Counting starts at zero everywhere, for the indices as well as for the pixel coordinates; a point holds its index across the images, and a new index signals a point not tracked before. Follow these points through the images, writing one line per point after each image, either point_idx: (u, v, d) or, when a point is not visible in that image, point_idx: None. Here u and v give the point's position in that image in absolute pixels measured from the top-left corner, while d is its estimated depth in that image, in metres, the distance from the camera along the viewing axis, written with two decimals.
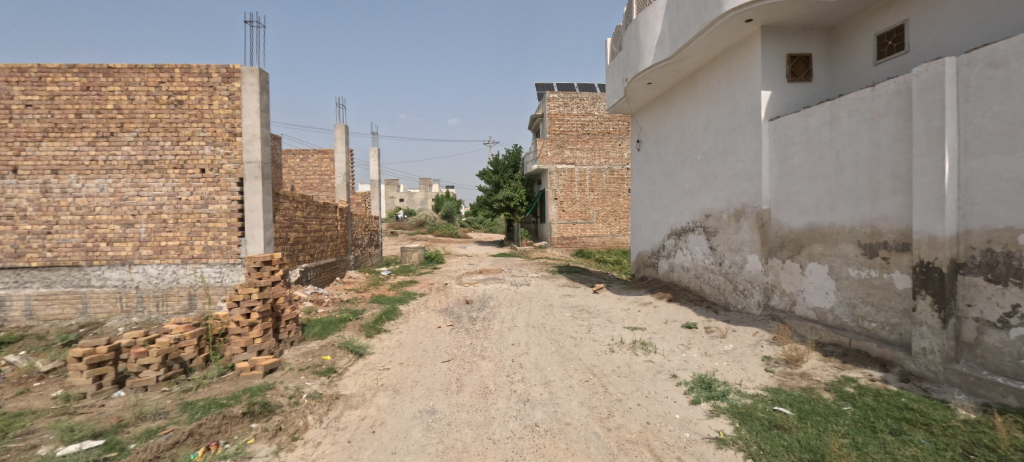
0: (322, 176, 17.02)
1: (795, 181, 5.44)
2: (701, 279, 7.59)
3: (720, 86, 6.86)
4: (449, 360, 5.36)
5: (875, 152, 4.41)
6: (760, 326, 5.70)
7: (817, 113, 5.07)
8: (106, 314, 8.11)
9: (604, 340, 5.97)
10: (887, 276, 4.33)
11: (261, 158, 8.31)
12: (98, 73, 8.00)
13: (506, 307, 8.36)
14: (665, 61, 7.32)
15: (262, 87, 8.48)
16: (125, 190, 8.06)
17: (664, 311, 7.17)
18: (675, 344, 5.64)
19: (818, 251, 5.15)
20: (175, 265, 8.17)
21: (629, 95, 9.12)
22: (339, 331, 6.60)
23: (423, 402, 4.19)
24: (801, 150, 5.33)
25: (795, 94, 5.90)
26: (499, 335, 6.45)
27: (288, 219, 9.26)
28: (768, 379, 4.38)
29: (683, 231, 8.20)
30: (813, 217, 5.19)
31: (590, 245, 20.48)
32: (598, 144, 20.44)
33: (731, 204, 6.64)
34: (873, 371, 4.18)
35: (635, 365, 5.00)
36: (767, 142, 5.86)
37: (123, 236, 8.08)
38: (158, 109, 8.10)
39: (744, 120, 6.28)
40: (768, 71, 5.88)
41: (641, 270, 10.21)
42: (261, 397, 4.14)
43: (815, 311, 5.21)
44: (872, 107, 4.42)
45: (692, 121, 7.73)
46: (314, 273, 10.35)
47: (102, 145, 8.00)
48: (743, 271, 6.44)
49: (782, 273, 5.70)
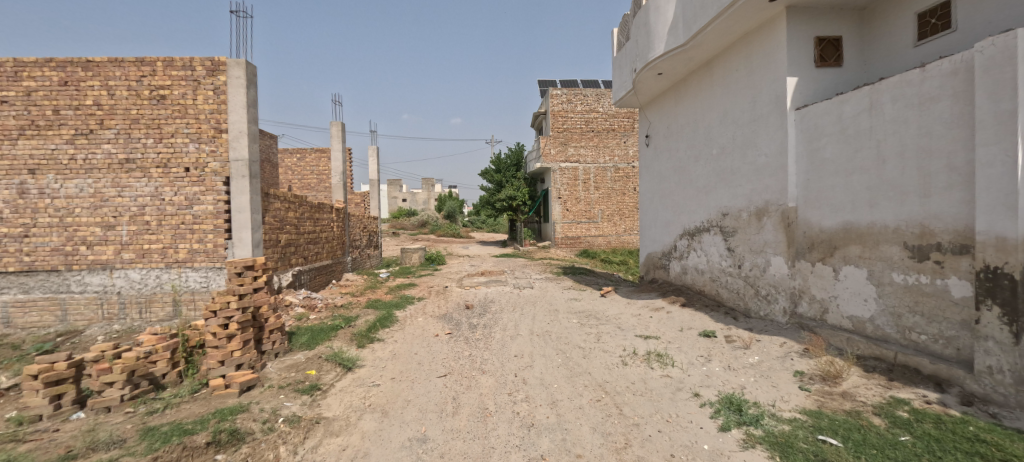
0: (319, 176, 16.60)
1: (826, 177, 4.94)
2: (717, 283, 7.08)
3: (738, 76, 6.36)
4: (446, 375, 4.88)
5: (925, 142, 3.91)
6: (788, 336, 5.17)
7: (854, 100, 4.56)
8: (86, 322, 7.69)
9: (616, 351, 5.46)
10: (941, 282, 3.82)
11: (249, 156, 7.84)
12: (76, 67, 7.56)
13: (508, 313, 7.87)
14: (677, 48, 6.80)
15: (249, 81, 8.00)
16: (106, 190, 7.62)
17: (678, 318, 6.67)
18: (694, 356, 5.13)
19: (854, 254, 4.64)
20: (158, 269, 7.71)
21: (638, 88, 8.61)
22: (328, 340, 6.15)
23: (413, 427, 3.70)
24: (833, 142, 4.83)
25: (823, 81, 5.38)
26: (501, 344, 5.97)
27: (279, 221, 8.81)
28: (804, 400, 3.87)
29: (697, 231, 7.69)
30: (848, 215, 4.68)
31: (595, 245, 19.98)
32: (602, 141, 19.94)
33: (752, 202, 6.13)
34: (927, 391, 3.68)
35: (651, 382, 4.49)
36: (793, 134, 5.36)
37: (103, 239, 7.64)
38: (139, 105, 7.66)
39: (766, 110, 5.76)
40: (795, 56, 5.37)
41: (650, 272, 9.71)
42: (230, 422, 3.65)
43: (851, 321, 4.69)
44: (921, 90, 3.92)
45: (707, 113, 7.22)
46: (308, 276, 9.90)
47: (81, 143, 7.57)
48: (766, 274, 5.92)
49: (811, 278, 5.18)
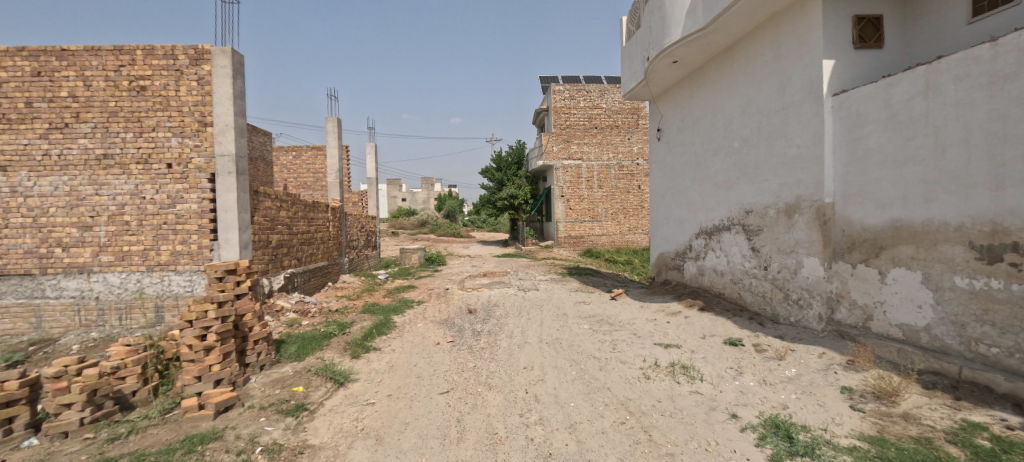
0: (315, 175, 16.07)
1: (870, 169, 4.43)
2: (739, 285, 6.59)
3: (764, 61, 5.86)
4: (448, 392, 4.36)
5: (997, 127, 3.43)
6: (827, 346, 4.67)
7: (905, 82, 4.06)
8: (62, 329, 7.18)
9: (635, 362, 4.96)
10: (1018, 287, 3.34)
11: (235, 151, 7.31)
12: (50, 57, 7.05)
13: (514, 317, 7.36)
14: (696, 33, 6.28)
15: (236, 71, 7.47)
16: (82, 188, 7.10)
17: (699, 323, 6.17)
18: (723, 368, 4.63)
19: (906, 254, 4.13)
20: (139, 273, 7.19)
21: (650, 77, 8.10)
22: (319, 351, 5.63)
23: (412, 457, 3.21)
24: (879, 129, 4.33)
25: (862, 64, 4.89)
26: (508, 354, 5.47)
27: (269, 220, 8.29)
28: (860, 423, 3.38)
29: (715, 229, 7.19)
30: (897, 211, 4.18)
31: (599, 245, 19.47)
32: (606, 138, 19.42)
33: (780, 198, 5.62)
34: (1005, 414, 3.19)
35: (680, 400, 3.99)
36: (830, 122, 4.86)
37: (80, 240, 7.12)
38: (118, 96, 7.14)
39: (798, 97, 5.26)
40: (832, 37, 4.87)
41: (662, 273, 9.23)
42: (199, 455, 3.15)
43: (901, 329, 4.20)
44: (993, 68, 3.43)
45: (727, 103, 6.73)
46: (301, 278, 9.39)
47: (56, 138, 7.06)
48: (797, 277, 5.42)
49: (851, 281, 4.68)
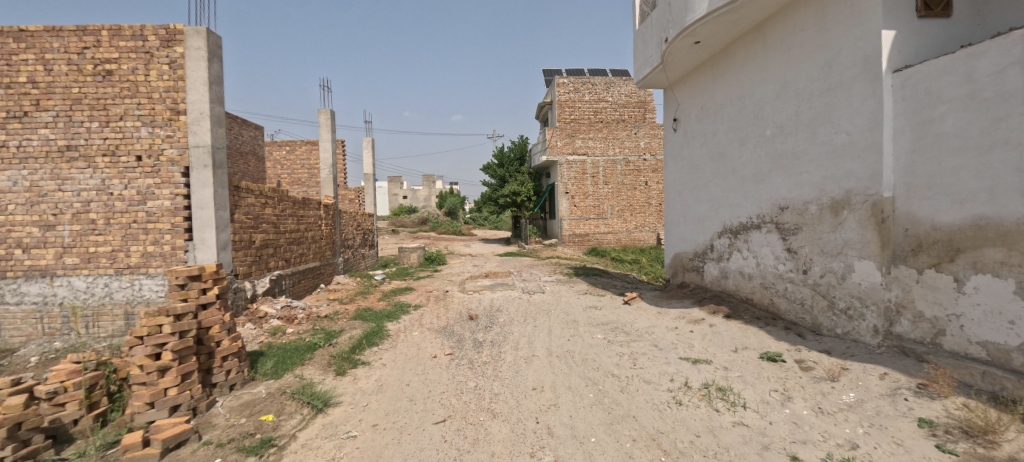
0: (310, 171, 15.31)
1: (944, 157, 3.73)
2: (771, 290, 5.91)
3: (805, 37, 5.16)
4: (444, 422, 3.69)
5: None
6: (889, 365, 3.98)
7: (996, 51, 3.34)
8: (24, 338, 6.53)
9: (662, 383, 4.28)
10: None
11: (211, 141, 6.64)
12: (7, 38, 6.38)
13: (519, 325, 6.68)
14: (725, 7, 5.56)
15: (212, 54, 6.79)
16: (44, 183, 6.43)
17: (728, 334, 5.49)
18: (766, 391, 3.96)
19: (993, 259, 3.44)
20: (107, 276, 6.52)
21: (668, 61, 7.38)
22: (299, 366, 4.96)
23: None
24: (957, 109, 3.61)
25: (926, 36, 4.20)
26: (515, 370, 4.80)
27: (253, 218, 7.62)
28: None
29: (741, 228, 6.51)
30: (981, 207, 3.49)
31: (605, 243, 18.76)
32: (613, 132, 18.56)
33: (824, 193, 4.93)
34: None
35: (723, 434, 3.32)
36: (890, 103, 4.16)
37: (42, 241, 6.46)
38: (82, 82, 6.46)
39: (848, 75, 4.56)
40: (893, 2, 4.15)
41: (678, 275, 8.56)
42: None
43: (986, 348, 3.51)
44: None
45: (758, 86, 6.03)
46: (290, 281, 8.73)
47: (14, 128, 6.40)
48: (845, 283, 4.72)
49: (917, 289, 3.99)
